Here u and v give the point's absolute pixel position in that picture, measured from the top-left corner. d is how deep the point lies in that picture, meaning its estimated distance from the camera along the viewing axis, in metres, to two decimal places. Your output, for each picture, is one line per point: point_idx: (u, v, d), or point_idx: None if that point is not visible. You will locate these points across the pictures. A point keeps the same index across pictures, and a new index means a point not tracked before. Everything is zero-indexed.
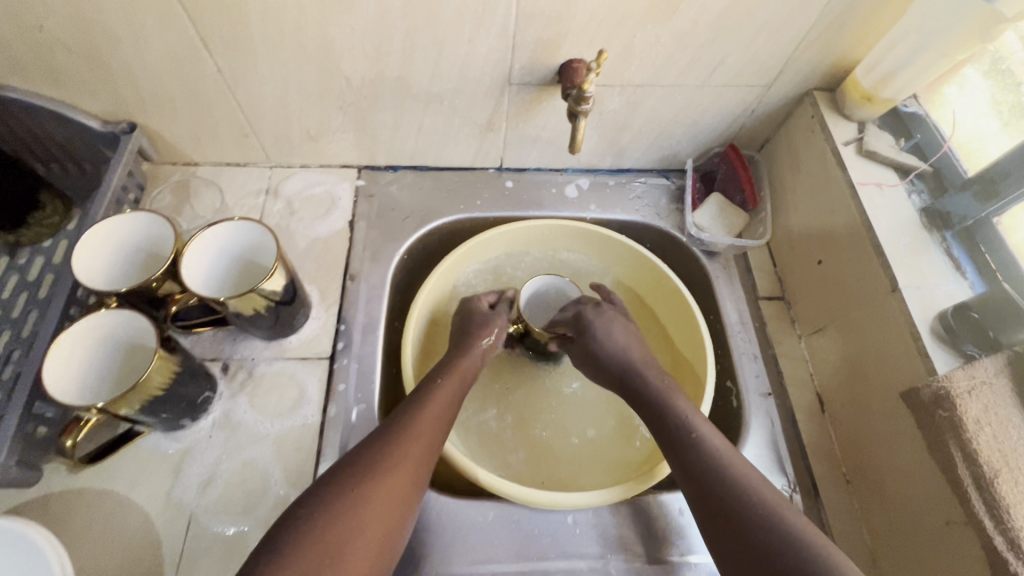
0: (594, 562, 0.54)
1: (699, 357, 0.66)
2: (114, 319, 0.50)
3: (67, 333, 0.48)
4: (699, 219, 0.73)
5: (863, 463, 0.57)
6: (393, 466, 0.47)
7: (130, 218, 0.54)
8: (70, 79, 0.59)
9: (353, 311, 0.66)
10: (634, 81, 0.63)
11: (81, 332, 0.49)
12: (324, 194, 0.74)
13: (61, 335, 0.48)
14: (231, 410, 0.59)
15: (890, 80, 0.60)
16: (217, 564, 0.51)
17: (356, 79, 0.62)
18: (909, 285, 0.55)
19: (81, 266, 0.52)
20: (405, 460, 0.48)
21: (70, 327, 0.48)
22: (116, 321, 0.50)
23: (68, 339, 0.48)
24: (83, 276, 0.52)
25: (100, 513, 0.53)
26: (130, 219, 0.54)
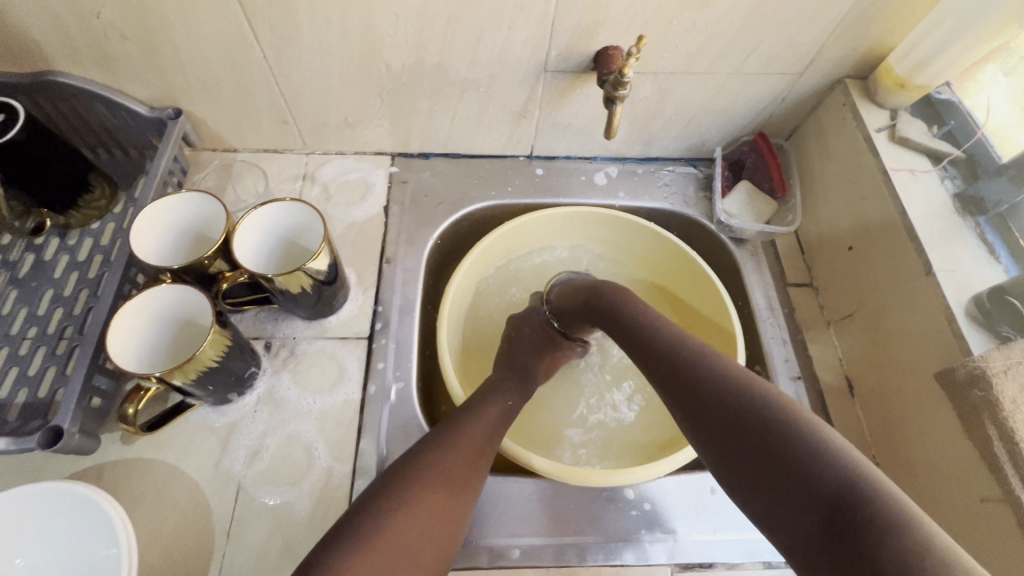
0: (629, 537, 0.55)
1: (730, 340, 0.68)
2: (176, 293, 0.52)
3: (132, 302, 0.50)
4: (728, 206, 0.74)
5: (894, 446, 0.58)
6: (462, 455, 0.50)
7: (152, 214, 0.56)
8: (121, 65, 0.62)
9: (390, 293, 0.68)
10: (667, 68, 0.64)
11: (147, 303, 0.52)
12: (359, 180, 0.76)
13: (130, 303, 0.50)
14: (274, 386, 0.60)
15: (924, 66, 0.61)
16: (265, 531, 0.53)
17: (396, 66, 0.63)
18: (944, 269, 0.55)
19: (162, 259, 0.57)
20: (473, 450, 0.51)
21: (139, 297, 0.51)
22: (177, 298, 0.52)
23: (136, 308, 0.51)
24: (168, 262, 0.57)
25: (153, 482, 0.55)
26: (153, 215, 0.56)
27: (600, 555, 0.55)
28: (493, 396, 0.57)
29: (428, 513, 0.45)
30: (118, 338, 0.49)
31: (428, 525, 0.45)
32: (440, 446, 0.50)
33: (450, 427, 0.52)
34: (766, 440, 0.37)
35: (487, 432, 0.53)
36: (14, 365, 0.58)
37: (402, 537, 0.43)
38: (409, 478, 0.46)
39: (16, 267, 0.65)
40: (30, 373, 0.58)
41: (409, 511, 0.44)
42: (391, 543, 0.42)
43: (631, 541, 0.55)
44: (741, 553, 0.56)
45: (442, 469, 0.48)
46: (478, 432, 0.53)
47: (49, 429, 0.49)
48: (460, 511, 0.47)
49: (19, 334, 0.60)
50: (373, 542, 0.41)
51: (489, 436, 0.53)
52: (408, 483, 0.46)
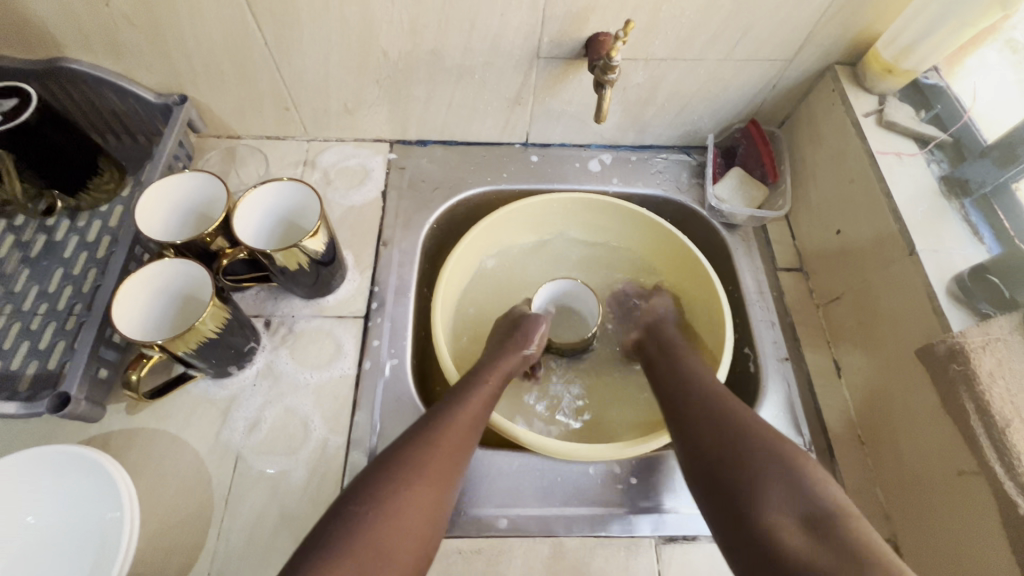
0: (614, 509, 0.57)
1: (719, 323, 0.69)
2: (178, 269, 0.54)
3: (136, 275, 0.52)
4: (719, 191, 0.75)
5: (877, 423, 0.59)
6: (437, 450, 0.50)
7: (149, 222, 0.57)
8: (129, 52, 0.64)
9: (386, 275, 0.70)
10: (658, 54, 0.66)
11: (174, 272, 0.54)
12: (358, 165, 0.78)
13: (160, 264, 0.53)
14: (273, 360, 0.63)
15: (911, 50, 0.61)
16: (263, 498, 0.55)
17: (393, 52, 0.65)
18: (926, 249, 0.56)
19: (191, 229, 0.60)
20: (449, 442, 0.51)
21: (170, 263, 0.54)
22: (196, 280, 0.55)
23: (164, 269, 0.54)
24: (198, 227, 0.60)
25: (156, 451, 0.57)
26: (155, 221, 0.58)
27: (586, 526, 0.56)
28: (469, 392, 0.57)
29: (407, 510, 0.45)
30: (136, 287, 0.53)
31: (407, 522, 0.45)
32: (420, 445, 0.50)
33: (424, 427, 0.52)
34: (775, 480, 0.44)
35: (462, 427, 0.53)
36: (26, 339, 0.61)
37: (380, 539, 0.43)
38: (385, 478, 0.47)
39: (28, 247, 0.68)
40: (41, 347, 0.61)
41: (386, 509, 0.44)
42: (367, 546, 0.42)
43: (618, 512, 0.57)
44: None
45: (418, 465, 0.48)
46: (454, 428, 0.52)
47: (57, 395, 0.52)
48: (439, 504, 0.48)
49: (31, 310, 0.63)
50: (350, 545, 0.42)
51: (468, 430, 0.53)
52: (385, 486, 0.46)
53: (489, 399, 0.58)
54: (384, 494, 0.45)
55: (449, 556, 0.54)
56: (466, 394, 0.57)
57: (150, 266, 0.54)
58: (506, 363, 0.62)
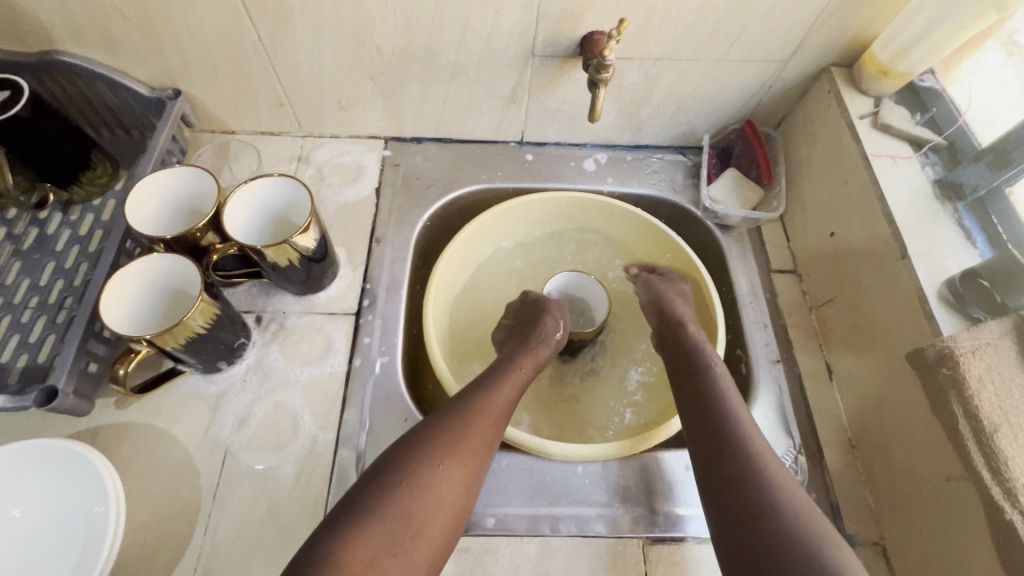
0: (602, 510, 0.57)
1: (711, 324, 0.69)
2: (168, 263, 0.54)
3: (125, 269, 0.52)
4: (713, 192, 0.75)
5: (868, 426, 0.59)
6: (472, 427, 0.50)
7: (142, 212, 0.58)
8: (122, 46, 0.64)
9: (378, 272, 0.69)
10: (653, 54, 0.65)
11: (169, 268, 0.55)
12: (352, 162, 0.77)
13: (159, 257, 0.54)
14: (264, 356, 0.63)
15: (906, 53, 0.61)
16: (251, 494, 0.55)
17: (387, 48, 0.65)
18: (919, 252, 0.56)
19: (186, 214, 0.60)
20: (483, 422, 0.51)
21: (169, 259, 0.54)
22: (187, 278, 0.54)
23: (161, 263, 0.54)
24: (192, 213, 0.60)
25: (144, 445, 0.57)
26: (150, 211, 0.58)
27: (573, 525, 0.56)
28: (505, 373, 0.57)
29: (439, 483, 0.46)
30: (132, 274, 0.53)
31: (436, 496, 0.45)
32: (453, 420, 0.50)
33: (463, 401, 0.52)
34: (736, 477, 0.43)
35: (499, 407, 0.53)
36: (16, 332, 0.61)
37: (410, 508, 0.43)
38: (418, 451, 0.47)
39: (20, 240, 0.68)
40: (31, 340, 0.61)
41: (418, 480, 0.45)
42: (398, 515, 0.43)
43: (607, 513, 0.57)
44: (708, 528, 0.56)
45: (451, 443, 0.48)
46: (490, 407, 0.53)
47: (45, 388, 0.52)
48: (468, 484, 0.48)
49: (22, 303, 0.63)
50: (381, 512, 0.42)
51: (501, 413, 0.53)
52: (419, 457, 0.46)
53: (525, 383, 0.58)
54: (417, 467, 0.46)
55: None
56: (504, 374, 0.57)
57: (148, 259, 0.54)
58: (541, 349, 0.62)
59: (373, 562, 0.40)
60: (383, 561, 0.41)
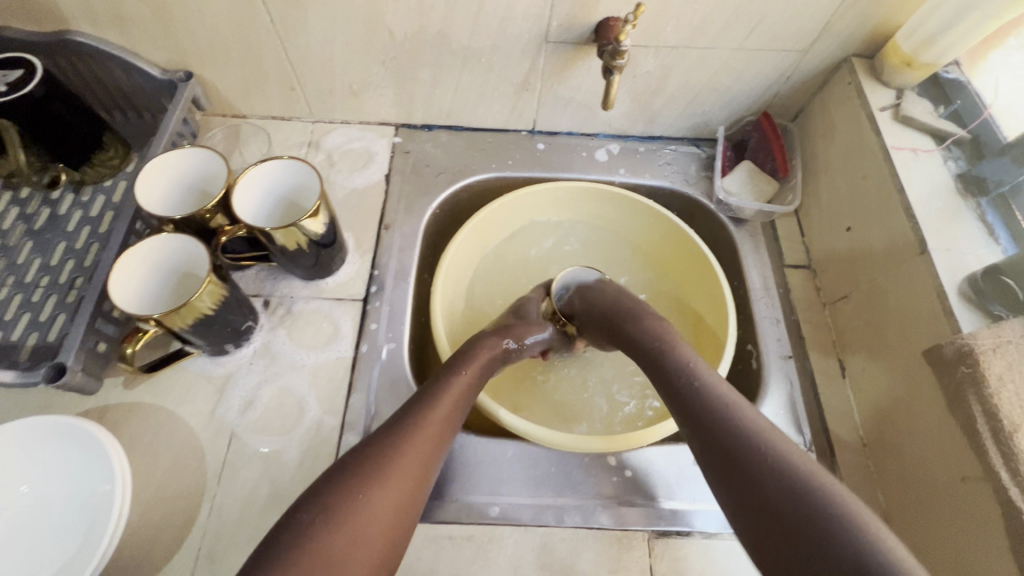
0: (608, 502, 0.56)
1: (722, 317, 0.68)
2: (181, 245, 0.54)
3: (137, 246, 0.52)
4: (727, 184, 0.74)
5: (880, 424, 0.58)
6: (406, 447, 0.44)
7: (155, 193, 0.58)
8: (135, 26, 0.64)
9: (386, 258, 0.69)
10: (669, 42, 0.64)
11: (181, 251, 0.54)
12: (362, 148, 0.77)
13: (173, 238, 0.54)
14: (271, 340, 0.62)
15: (931, 43, 0.59)
16: (256, 477, 0.55)
17: (399, 33, 0.64)
18: (939, 247, 0.54)
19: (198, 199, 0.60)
20: (422, 437, 0.46)
21: (183, 243, 0.54)
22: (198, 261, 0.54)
23: (174, 244, 0.54)
24: (203, 197, 0.60)
25: (151, 425, 0.57)
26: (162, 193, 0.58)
27: (578, 516, 0.55)
28: (454, 374, 0.52)
29: (378, 505, 0.40)
30: (146, 252, 0.53)
31: (361, 533, 0.39)
32: (385, 441, 0.44)
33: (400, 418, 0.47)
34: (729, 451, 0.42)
35: (447, 411, 0.49)
36: (26, 311, 0.61)
37: (345, 534, 0.38)
38: (341, 480, 0.41)
39: (32, 220, 0.68)
40: (42, 319, 0.61)
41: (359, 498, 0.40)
42: (314, 558, 0.36)
43: (612, 505, 0.56)
44: (715, 523, 0.56)
45: (379, 467, 0.42)
46: (437, 412, 0.48)
47: (54, 364, 0.52)
48: (398, 514, 0.42)
49: (33, 282, 0.63)
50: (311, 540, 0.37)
51: (438, 426, 0.47)
52: (341, 488, 0.40)
53: (466, 391, 0.52)
54: (337, 498, 0.40)
55: (439, 541, 0.53)
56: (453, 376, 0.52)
57: (159, 240, 0.54)
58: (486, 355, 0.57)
59: None
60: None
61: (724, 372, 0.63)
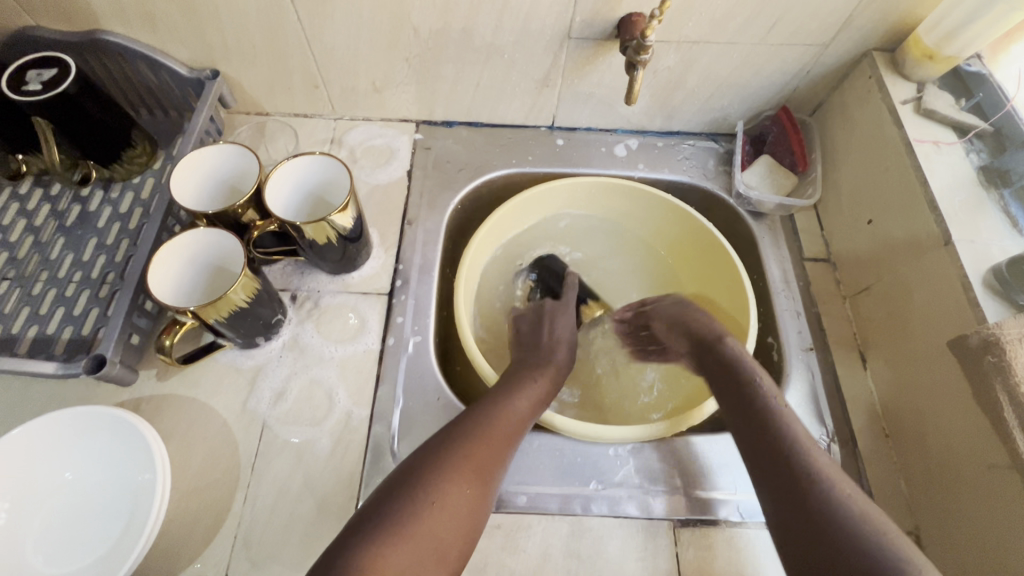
0: (634, 492, 0.57)
1: (742, 310, 0.69)
2: (217, 241, 0.55)
3: (175, 240, 0.54)
4: (747, 178, 0.74)
5: (903, 415, 0.59)
6: (483, 442, 0.50)
7: (194, 190, 0.59)
8: (164, 26, 0.65)
9: (410, 253, 0.70)
10: (691, 37, 0.65)
11: (218, 245, 0.56)
12: (384, 145, 0.78)
13: (211, 233, 0.55)
14: (299, 334, 0.64)
15: (953, 37, 0.59)
16: (288, 467, 0.56)
17: (424, 30, 0.65)
18: (962, 239, 0.55)
19: (237, 192, 0.61)
20: (496, 436, 0.51)
21: (221, 239, 0.55)
22: (234, 258, 0.56)
23: (212, 238, 0.55)
24: (241, 190, 0.61)
25: (185, 416, 0.58)
26: (205, 188, 0.60)
27: (605, 506, 0.56)
28: (520, 391, 0.57)
29: (459, 497, 0.46)
30: (187, 241, 0.55)
31: (451, 515, 0.44)
32: (465, 437, 0.50)
33: (476, 416, 0.52)
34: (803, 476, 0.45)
35: (511, 420, 0.53)
36: (61, 305, 0.63)
37: (429, 531, 0.43)
38: (435, 468, 0.46)
39: (63, 216, 0.69)
40: (76, 313, 0.62)
41: (438, 499, 0.45)
42: (419, 536, 0.42)
43: (638, 494, 0.57)
44: (739, 513, 0.56)
45: (462, 459, 0.48)
46: (508, 415, 0.54)
47: (93, 356, 0.53)
48: (479, 500, 0.47)
49: (66, 277, 0.65)
50: (403, 533, 0.42)
51: (511, 428, 0.53)
52: (433, 476, 0.46)
53: (536, 399, 0.57)
54: (434, 484, 0.45)
55: None
56: (517, 390, 0.57)
57: (197, 233, 0.55)
58: (551, 367, 0.62)
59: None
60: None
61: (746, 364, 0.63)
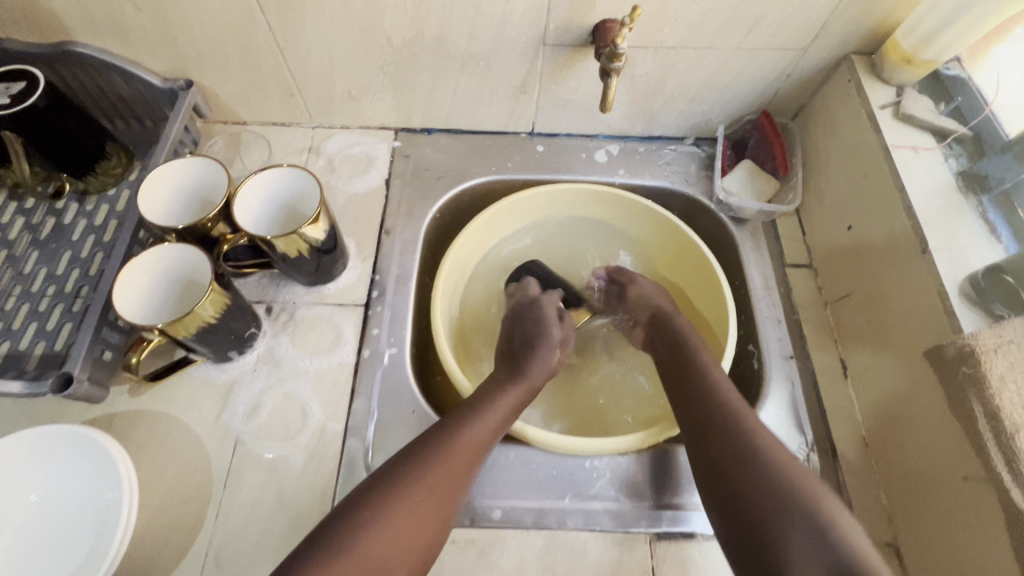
0: (610, 505, 0.56)
1: (723, 317, 0.68)
2: (190, 257, 0.55)
3: (149, 254, 0.53)
4: (728, 184, 0.73)
5: (881, 424, 0.58)
6: (447, 459, 0.50)
7: (162, 204, 0.58)
8: (135, 37, 0.64)
9: (387, 263, 0.69)
10: (667, 42, 0.64)
11: (191, 261, 0.55)
12: (362, 153, 0.77)
13: (185, 249, 0.54)
14: (274, 347, 0.63)
15: (933, 38, 0.58)
16: (261, 483, 0.56)
17: (397, 38, 0.64)
18: (940, 246, 0.54)
19: (207, 205, 0.60)
20: (462, 452, 0.51)
21: (194, 255, 0.54)
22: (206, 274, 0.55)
23: (185, 254, 0.55)
24: (210, 203, 0.60)
25: (158, 432, 0.58)
26: (175, 202, 0.60)
27: (580, 520, 0.56)
28: (492, 402, 0.56)
29: (416, 516, 0.46)
30: (160, 256, 0.54)
31: (406, 535, 0.45)
32: (428, 455, 0.49)
33: (443, 432, 0.52)
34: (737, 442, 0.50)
35: (480, 437, 0.53)
36: (33, 320, 0.62)
37: (381, 551, 0.43)
38: (393, 487, 0.47)
39: (37, 230, 0.69)
40: (49, 328, 0.62)
41: (393, 519, 0.45)
42: (368, 557, 0.43)
43: (614, 507, 0.56)
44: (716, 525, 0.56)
45: (422, 479, 0.48)
46: (478, 430, 0.53)
47: (61, 374, 0.53)
48: (437, 519, 0.47)
49: (39, 292, 0.64)
50: (352, 553, 0.42)
51: (480, 444, 0.52)
52: (389, 496, 0.46)
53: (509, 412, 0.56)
54: (390, 504, 0.45)
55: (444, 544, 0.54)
56: (483, 409, 0.55)
57: (171, 249, 0.54)
58: (528, 377, 0.61)
59: None
60: None
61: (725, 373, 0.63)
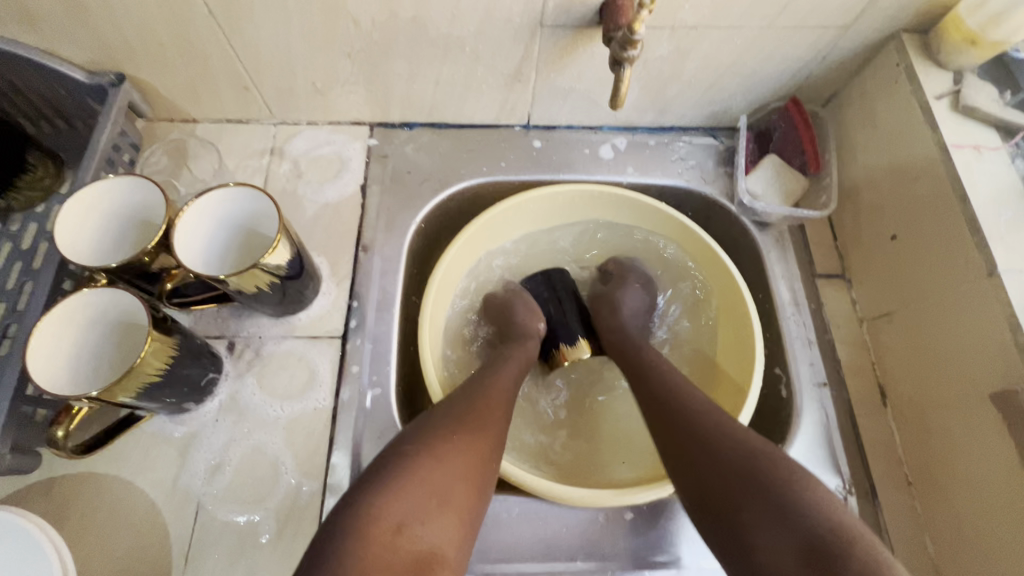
0: (627, 564, 0.50)
1: (746, 338, 0.60)
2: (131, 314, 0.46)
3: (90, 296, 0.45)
4: (752, 185, 0.65)
5: (929, 461, 0.52)
6: (480, 403, 0.49)
7: (82, 228, 0.49)
8: (45, 23, 0.53)
9: (366, 286, 0.61)
10: (689, 21, 0.54)
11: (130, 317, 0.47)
12: (332, 154, 0.67)
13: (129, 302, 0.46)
14: (238, 391, 0.55)
15: (1004, 16, 0.51)
16: (228, 556, 0.49)
17: (365, 20, 0.54)
18: (1011, 269, 0.46)
19: (138, 230, 0.50)
20: (494, 398, 0.50)
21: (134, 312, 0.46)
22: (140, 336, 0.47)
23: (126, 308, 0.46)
24: (143, 228, 0.50)
25: (103, 500, 0.50)
26: (99, 223, 0.50)
27: None
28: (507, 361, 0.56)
29: (462, 449, 0.44)
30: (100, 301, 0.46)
31: (454, 468, 0.43)
32: (461, 400, 0.48)
33: (469, 386, 0.51)
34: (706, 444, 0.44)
35: (504, 386, 0.52)
36: None
37: (430, 480, 0.41)
38: (433, 429, 0.45)
39: None
40: None
41: (437, 455, 0.43)
42: (421, 482, 0.41)
43: (634, 565, 0.50)
44: None
45: (460, 418, 0.46)
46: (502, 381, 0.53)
47: None
48: (484, 458, 0.45)
49: None
50: (403, 485, 0.40)
51: (506, 392, 0.52)
52: (431, 434, 0.44)
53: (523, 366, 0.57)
54: (430, 441, 0.44)
55: None
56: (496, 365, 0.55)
57: (115, 297, 0.46)
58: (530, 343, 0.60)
59: (399, 528, 0.38)
60: (411, 527, 0.39)
61: (752, 409, 0.55)
